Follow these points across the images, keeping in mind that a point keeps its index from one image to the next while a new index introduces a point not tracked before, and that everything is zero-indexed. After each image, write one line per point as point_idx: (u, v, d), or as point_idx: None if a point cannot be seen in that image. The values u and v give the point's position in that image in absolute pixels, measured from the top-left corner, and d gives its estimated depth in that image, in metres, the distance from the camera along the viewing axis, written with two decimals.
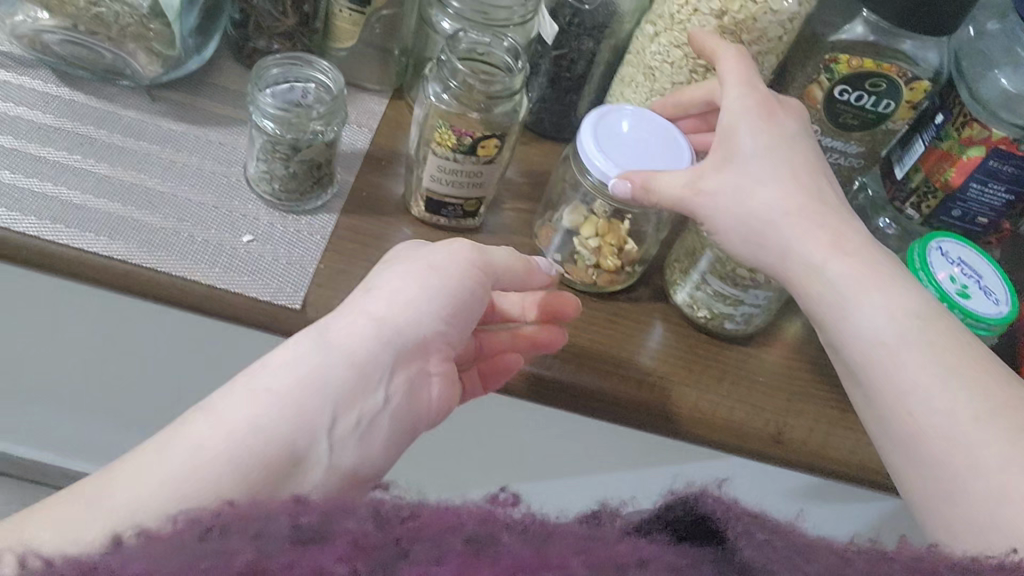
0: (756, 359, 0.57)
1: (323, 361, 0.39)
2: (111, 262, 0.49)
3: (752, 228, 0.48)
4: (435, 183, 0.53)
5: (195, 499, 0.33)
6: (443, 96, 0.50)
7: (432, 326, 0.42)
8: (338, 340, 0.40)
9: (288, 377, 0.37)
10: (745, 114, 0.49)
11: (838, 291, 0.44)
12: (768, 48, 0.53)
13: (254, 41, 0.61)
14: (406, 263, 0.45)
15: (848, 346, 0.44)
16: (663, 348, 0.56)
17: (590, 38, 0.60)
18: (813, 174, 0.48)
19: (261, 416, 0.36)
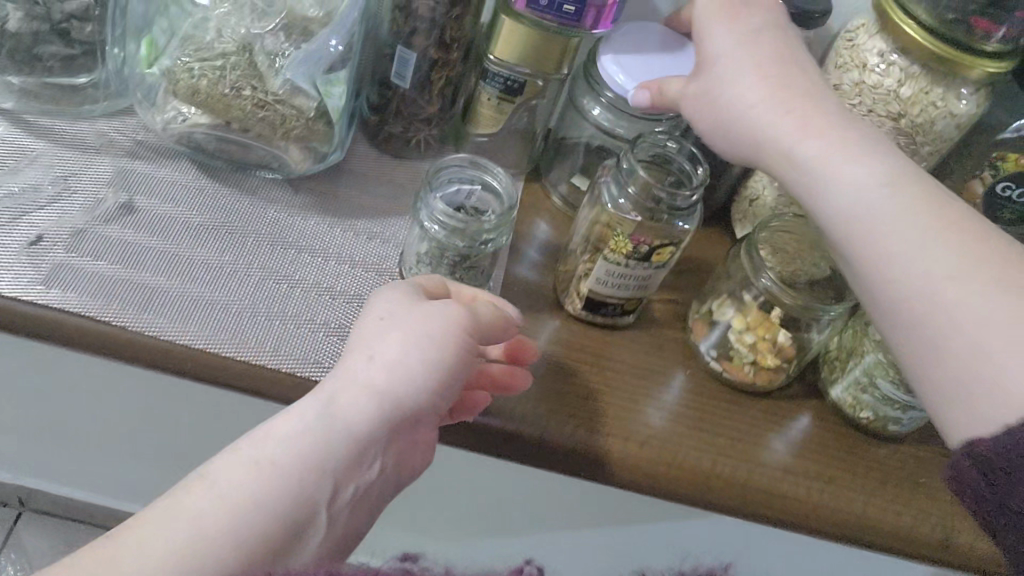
0: (902, 454, 0.57)
1: (326, 432, 0.38)
2: (281, 374, 0.48)
3: (724, 127, 0.46)
4: (602, 285, 0.53)
5: (207, 563, 0.33)
6: (620, 201, 0.50)
7: (429, 405, 0.40)
8: (344, 410, 0.39)
9: (294, 449, 0.37)
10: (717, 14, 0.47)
11: (813, 173, 0.42)
12: (937, 149, 0.53)
13: (390, 125, 0.59)
14: (404, 307, 0.42)
15: (827, 227, 0.43)
16: (805, 442, 0.56)
17: None
18: (783, 60, 0.45)
19: (266, 491, 0.36)
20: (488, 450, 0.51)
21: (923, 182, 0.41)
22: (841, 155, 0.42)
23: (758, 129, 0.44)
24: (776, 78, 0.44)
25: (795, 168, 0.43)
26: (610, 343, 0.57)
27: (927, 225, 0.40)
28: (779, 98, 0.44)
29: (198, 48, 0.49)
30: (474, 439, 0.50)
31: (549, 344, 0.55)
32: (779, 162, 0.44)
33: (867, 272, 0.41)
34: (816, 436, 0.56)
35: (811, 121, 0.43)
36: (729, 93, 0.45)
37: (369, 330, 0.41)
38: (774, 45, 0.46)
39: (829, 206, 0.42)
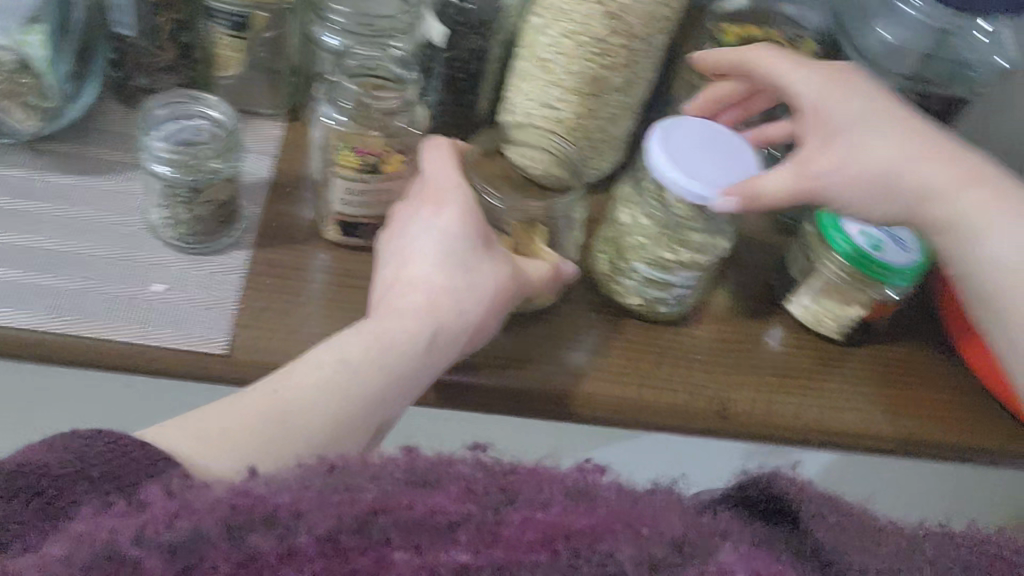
0: (690, 336, 0.59)
1: (304, 381, 0.41)
2: (17, 331, 0.47)
3: (882, 186, 0.44)
4: (346, 207, 0.52)
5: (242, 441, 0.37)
6: (341, 117, 0.50)
7: (427, 366, 0.45)
8: (353, 362, 0.42)
9: (301, 388, 0.40)
10: (826, 84, 0.47)
11: (971, 220, 0.42)
12: (655, 27, 0.55)
13: (136, 78, 0.59)
14: (411, 236, 0.48)
15: (972, 281, 0.43)
16: (594, 341, 0.56)
17: (479, 35, 0.59)
18: (888, 94, 0.47)
19: (270, 430, 0.38)
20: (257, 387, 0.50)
21: (972, 160, 0.44)
22: (994, 208, 0.42)
23: (885, 174, 0.44)
24: (903, 121, 0.45)
25: (934, 214, 0.44)
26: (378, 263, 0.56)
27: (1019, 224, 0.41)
28: (905, 127, 0.45)
29: None
30: (237, 376, 0.49)
31: (312, 273, 0.54)
32: (917, 209, 0.44)
33: (966, 248, 0.43)
34: (604, 332, 0.57)
35: (860, 122, 0.45)
36: (833, 171, 0.45)
37: (415, 262, 0.47)
38: (866, 82, 0.47)
39: (949, 203, 0.43)
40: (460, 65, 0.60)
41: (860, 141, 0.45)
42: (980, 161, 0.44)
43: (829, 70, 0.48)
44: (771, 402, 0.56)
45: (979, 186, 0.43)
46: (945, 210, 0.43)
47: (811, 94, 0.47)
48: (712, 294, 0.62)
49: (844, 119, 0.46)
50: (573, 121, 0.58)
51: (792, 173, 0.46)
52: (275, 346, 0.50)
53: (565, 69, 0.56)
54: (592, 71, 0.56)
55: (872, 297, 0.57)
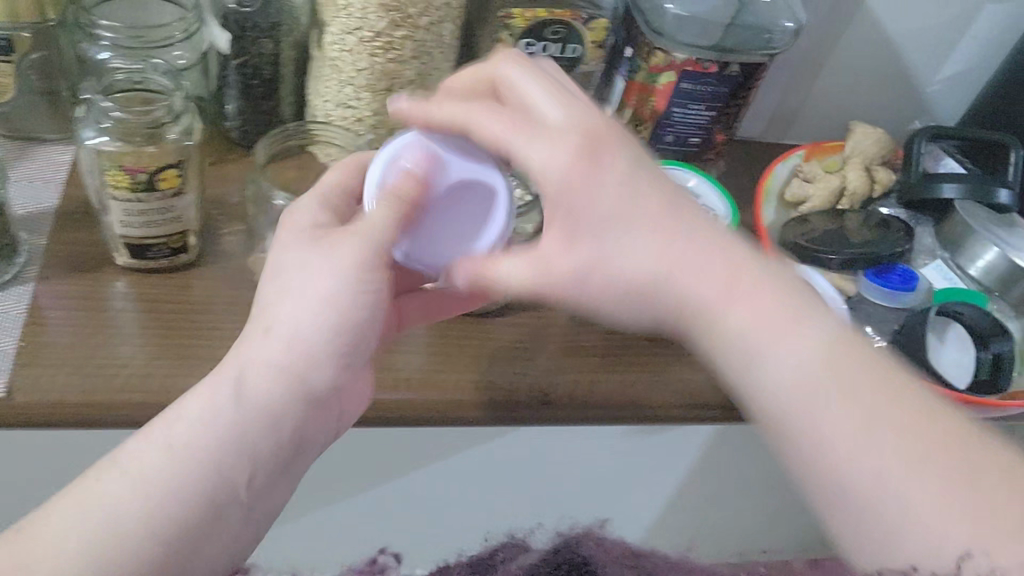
0: (514, 325, 0.58)
1: (215, 426, 0.39)
2: None
3: (640, 289, 0.38)
4: (126, 228, 0.50)
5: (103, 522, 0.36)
6: (100, 137, 0.48)
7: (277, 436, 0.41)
8: (200, 460, 0.39)
9: (207, 436, 0.39)
10: (533, 127, 0.39)
11: (736, 339, 0.37)
12: (439, 17, 0.53)
13: None
14: (321, 246, 0.41)
15: (757, 401, 0.37)
16: (418, 341, 0.55)
17: (268, 39, 0.57)
18: (638, 165, 0.39)
19: (187, 484, 0.38)
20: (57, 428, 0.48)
21: (699, 225, 0.39)
22: (754, 317, 0.37)
23: (651, 276, 0.38)
24: (628, 183, 0.38)
25: (693, 308, 0.38)
26: (181, 284, 0.54)
27: (796, 337, 0.36)
28: (642, 209, 0.38)
29: None
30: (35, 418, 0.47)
31: (106, 301, 0.52)
32: (677, 310, 0.38)
33: (724, 355, 0.37)
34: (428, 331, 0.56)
35: (623, 228, 0.38)
36: (551, 257, 0.38)
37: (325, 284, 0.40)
38: (650, 194, 0.39)
39: (685, 305, 0.38)
40: (251, 71, 0.58)
41: (620, 250, 0.38)
42: (721, 239, 0.39)
43: (532, 135, 0.39)
44: (590, 382, 0.56)
45: (751, 300, 0.37)
46: (714, 319, 0.37)
47: (556, 171, 0.38)
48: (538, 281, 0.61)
49: (562, 174, 0.38)
50: (373, 117, 0.57)
51: (530, 264, 0.39)
52: (71, 384, 0.47)
53: (353, 65, 0.54)
54: (381, 66, 0.54)
55: None
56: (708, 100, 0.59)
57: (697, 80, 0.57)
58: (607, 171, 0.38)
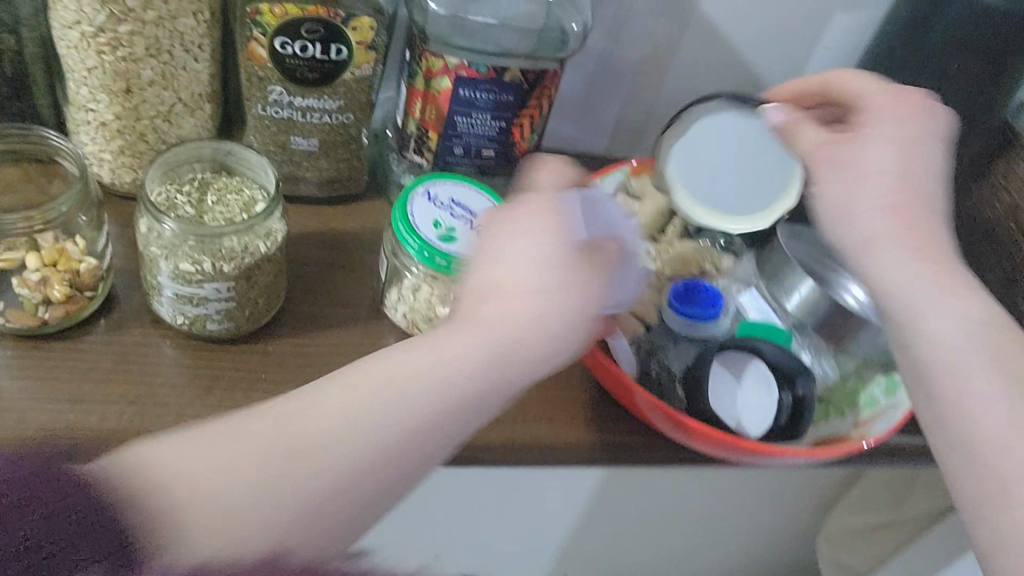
0: (269, 355, 0.51)
1: (366, 429, 0.36)
2: None
3: (910, 309, 0.46)
4: None
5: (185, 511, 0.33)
6: None
7: (557, 342, 0.41)
8: (416, 397, 0.38)
9: (402, 418, 0.37)
10: (887, 135, 0.49)
11: (907, 301, 0.46)
12: (174, 11, 0.48)
13: None
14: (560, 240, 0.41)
15: (911, 355, 0.46)
16: (157, 372, 0.49)
17: (8, 35, 0.52)
18: (920, 152, 0.49)
19: (379, 446, 0.36)
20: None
21: (917, 207, 0.47)
22: (946, 299, 0.45)
23: (908, 299, 0.46)
24: (900, 189, 0.48)
25: (893, 305, 0.46)
26: None
27: (954, 303, 0.45)
28: (901, 228, 0.47)
29: None
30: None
31: None
32: (902, 297, 0.46)
33: (914, 327, 0.46)
34: (170, 363, 0.49)
35: (875, 189, 0.48)
36: (842, 195, 0.49)
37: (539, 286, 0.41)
38: (931, 222, 0.47)
39: (900, 295, 0.46)
40: None
41: (858, 194, 0.48)
42: (939, 237, 0.47)
43: (893, 138, 0.49)
44: None
45: (953, 298, 0.45)
46: (904, 298, 0.46)
47: (892, 152, 0.48)
48: (324, 307, 0.54)
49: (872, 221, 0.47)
50: (116, 123, 0.52)
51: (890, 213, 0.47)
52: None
53: (83, 63, 0.49)
54: (112, 64, 0.49)
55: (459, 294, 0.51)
56: (493, 109, 0.54)
57: (475, 88, 0.52)
58: (868, 211, 0.48)
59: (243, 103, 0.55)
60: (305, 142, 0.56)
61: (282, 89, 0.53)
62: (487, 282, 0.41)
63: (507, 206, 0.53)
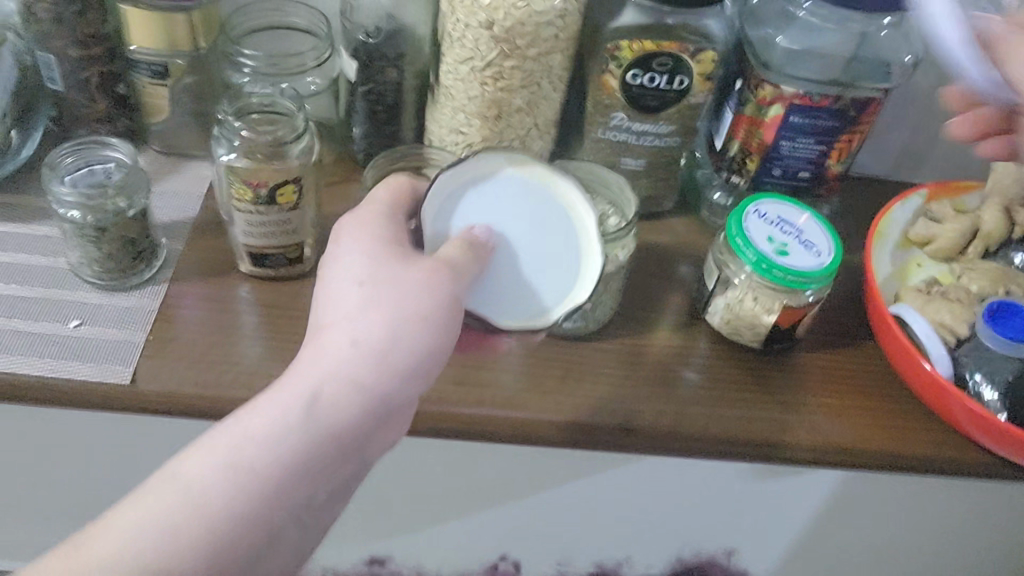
0: (606, 352, 0.58)
1: (284, 442, 0.41)
2: None
3: None
4: (250, 238, 0.55)
5: (268, 475, 0.41)
6: (230, 155, 0.52)
7: (400, 392, 0.44)
8: (289, 438, 0.41)
9: (288, 446, 0.41)
10: None
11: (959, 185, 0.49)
12: (549, 48, 0.55)
13: (74, 130, 0.62)
14: (391, 268, 0.44)
15: None
16: (516, 361, 0.57)
17: (395, 68, 0.61)
18: None
19: (300, 457, 0.41)
20: (180, 416, 0.53)
21: None
22: None
23: None
24: None
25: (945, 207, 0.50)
26: (300, 291, 0.58)
27: None
28: None
29: None
30: (164, 405, 0.52)
31: (244, 302, 0.57)
32: None
33: None
34: (524, 357, 0.57)
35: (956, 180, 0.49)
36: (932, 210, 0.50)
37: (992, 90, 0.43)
38: None
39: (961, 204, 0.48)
40: (376, 98, 0.62)
41: None
42: None
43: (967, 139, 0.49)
44: (682, 412, 0.55)
45: None
46: None
47: None
48: (650, 314, 0.60)
49: None
50: (482, 145, 0.60)
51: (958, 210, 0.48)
52: (187, 379, 0.52)
53: (465, 94, 0.58)
54: (491, 94, 0.57)
55: (787, 303, 0.55)
56: (819, 133, 0.58)
57: (806, 113, 0.56)
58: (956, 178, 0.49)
59: (583, 126, 0.62)
60: (634, 163, 0.62)
61: (623, 116, 0.60)
62: (380, 295, 0.43)
63: (832, 229, 0.57)
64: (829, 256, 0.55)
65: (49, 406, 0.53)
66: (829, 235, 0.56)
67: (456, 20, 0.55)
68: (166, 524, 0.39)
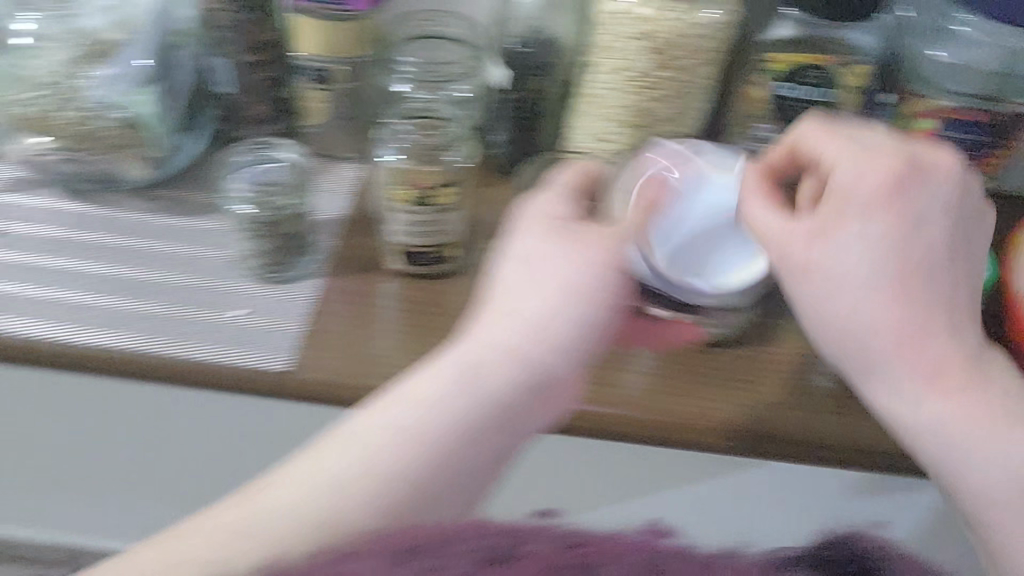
0: (744, 358, 0.58)
1: (451, 406, 0.43)
2: (133, 354, 0.53)
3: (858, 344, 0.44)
4: (405, 236, 0.57)
5: (435, 441, 0.42)
6: (393, 157, 0.54)
7: (559, 363, 0.45)
8: (455, 403, 0.43)
9: (454, 411, 0.43)
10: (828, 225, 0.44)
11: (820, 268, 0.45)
12: (701, 59, 0.57)
13: (234, 131, 0.65)
14: (555, 244, 0.46)
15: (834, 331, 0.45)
16: (655, 361, 0.58)
17: (540, 77, 0.64)
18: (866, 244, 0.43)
19: (465, 419, 0.43)
20: (334, 404, 0.55)
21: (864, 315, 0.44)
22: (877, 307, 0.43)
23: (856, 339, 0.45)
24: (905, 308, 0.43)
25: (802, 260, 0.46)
26: (446, 289, 0.60)
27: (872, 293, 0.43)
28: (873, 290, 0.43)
29: (27, 85, 0.57)
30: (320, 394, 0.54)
31: (394, 298, 0.59)
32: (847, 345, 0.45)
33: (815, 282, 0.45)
34: (662, 359, 0.58)
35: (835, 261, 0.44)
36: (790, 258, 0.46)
37: (861, 252, 0.43)
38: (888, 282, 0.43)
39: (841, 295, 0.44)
40: (522, 106, 0.64)
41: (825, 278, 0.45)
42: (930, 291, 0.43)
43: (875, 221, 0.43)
44: (822, 421, 0.55)
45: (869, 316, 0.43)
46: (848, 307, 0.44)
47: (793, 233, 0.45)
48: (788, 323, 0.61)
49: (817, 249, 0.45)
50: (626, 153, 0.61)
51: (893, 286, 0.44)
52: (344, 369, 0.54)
53: (614, 103, 0.59)
54: (640, 104, 0.58)
55: None
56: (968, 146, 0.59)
57: (960, 128, 0.58)
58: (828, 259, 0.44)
59: (726, 136, 0.63)
60: None
61: (769, 127, 0.60)
62: (544, 272, 0.46)
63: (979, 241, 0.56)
64: None
65: (213, 391, 0.56)
66: None
67: (611, 31, 0.56)
68: (338, 479, 0.40)
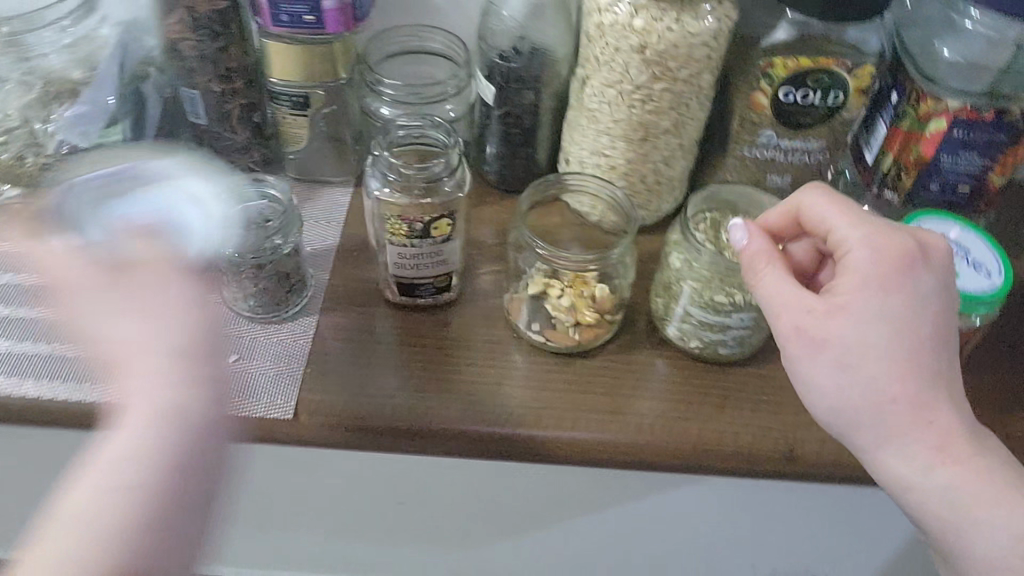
0: (759, 376, 0.56)
1: (125, 477, 0.36)
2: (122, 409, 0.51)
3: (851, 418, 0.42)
4: (401, 269, 0.54)
5: (108, 507, 0.36)
6: (384, 189, 0.52)
7: (202, 421, 0.39)
8: (115, 467, 0.37)
9: (108, 475, 0.36)
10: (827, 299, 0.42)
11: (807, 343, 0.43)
12: (697, 70, 0.54)
13: (213, 162, 0.62)
14: (121, 282, 0.40)
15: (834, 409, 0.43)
16: (666, 384, 0.55)
17: (531, 90, 0.60)
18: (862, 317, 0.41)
19: (141, 481, 0.36)
20: (334, 447, 0.53)
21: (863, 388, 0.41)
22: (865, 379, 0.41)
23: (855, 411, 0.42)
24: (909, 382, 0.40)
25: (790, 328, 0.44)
26: (446, 320, 0.58)
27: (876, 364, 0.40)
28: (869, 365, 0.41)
29: None
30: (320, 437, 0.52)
31: (392, 333, 0.56)
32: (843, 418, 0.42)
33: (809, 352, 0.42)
34: (673, 381, 0.55)
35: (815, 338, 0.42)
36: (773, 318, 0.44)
37: (866, 326, 0.40)
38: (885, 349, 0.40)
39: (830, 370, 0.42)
40: (514, 121, 0.61)
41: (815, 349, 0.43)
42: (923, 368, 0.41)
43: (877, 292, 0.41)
44: None
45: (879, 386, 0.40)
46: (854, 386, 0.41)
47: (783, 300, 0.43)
48: None
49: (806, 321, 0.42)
50: (625, 167, 0.59)
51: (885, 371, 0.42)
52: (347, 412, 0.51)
53: (611, 117, 0.56)
54: (638, 117, 0.56)
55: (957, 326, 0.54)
56: (983, 147, 0.55)
57: (971, 128, 0.54)
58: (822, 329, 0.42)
59: (728, 143, 0.60)
60: (780, 179, 0.61)
61: (773, 133, 0.58)
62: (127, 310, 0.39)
63: (998, 246, 0.56)
64: (999, 276, 0.53)
65: None
66: (995, 254, 0.55)
67: (606, 44, 0.53)
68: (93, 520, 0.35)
